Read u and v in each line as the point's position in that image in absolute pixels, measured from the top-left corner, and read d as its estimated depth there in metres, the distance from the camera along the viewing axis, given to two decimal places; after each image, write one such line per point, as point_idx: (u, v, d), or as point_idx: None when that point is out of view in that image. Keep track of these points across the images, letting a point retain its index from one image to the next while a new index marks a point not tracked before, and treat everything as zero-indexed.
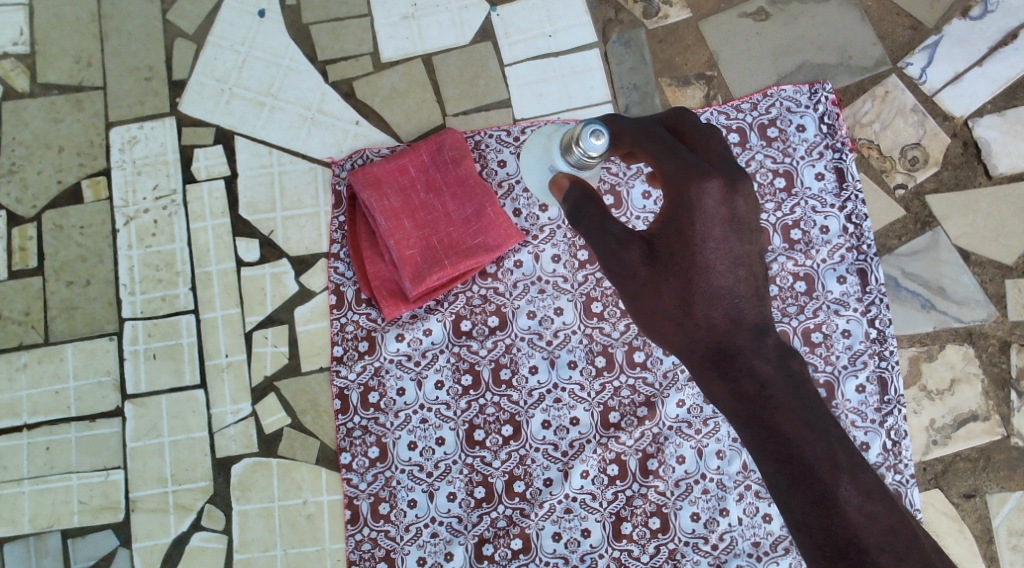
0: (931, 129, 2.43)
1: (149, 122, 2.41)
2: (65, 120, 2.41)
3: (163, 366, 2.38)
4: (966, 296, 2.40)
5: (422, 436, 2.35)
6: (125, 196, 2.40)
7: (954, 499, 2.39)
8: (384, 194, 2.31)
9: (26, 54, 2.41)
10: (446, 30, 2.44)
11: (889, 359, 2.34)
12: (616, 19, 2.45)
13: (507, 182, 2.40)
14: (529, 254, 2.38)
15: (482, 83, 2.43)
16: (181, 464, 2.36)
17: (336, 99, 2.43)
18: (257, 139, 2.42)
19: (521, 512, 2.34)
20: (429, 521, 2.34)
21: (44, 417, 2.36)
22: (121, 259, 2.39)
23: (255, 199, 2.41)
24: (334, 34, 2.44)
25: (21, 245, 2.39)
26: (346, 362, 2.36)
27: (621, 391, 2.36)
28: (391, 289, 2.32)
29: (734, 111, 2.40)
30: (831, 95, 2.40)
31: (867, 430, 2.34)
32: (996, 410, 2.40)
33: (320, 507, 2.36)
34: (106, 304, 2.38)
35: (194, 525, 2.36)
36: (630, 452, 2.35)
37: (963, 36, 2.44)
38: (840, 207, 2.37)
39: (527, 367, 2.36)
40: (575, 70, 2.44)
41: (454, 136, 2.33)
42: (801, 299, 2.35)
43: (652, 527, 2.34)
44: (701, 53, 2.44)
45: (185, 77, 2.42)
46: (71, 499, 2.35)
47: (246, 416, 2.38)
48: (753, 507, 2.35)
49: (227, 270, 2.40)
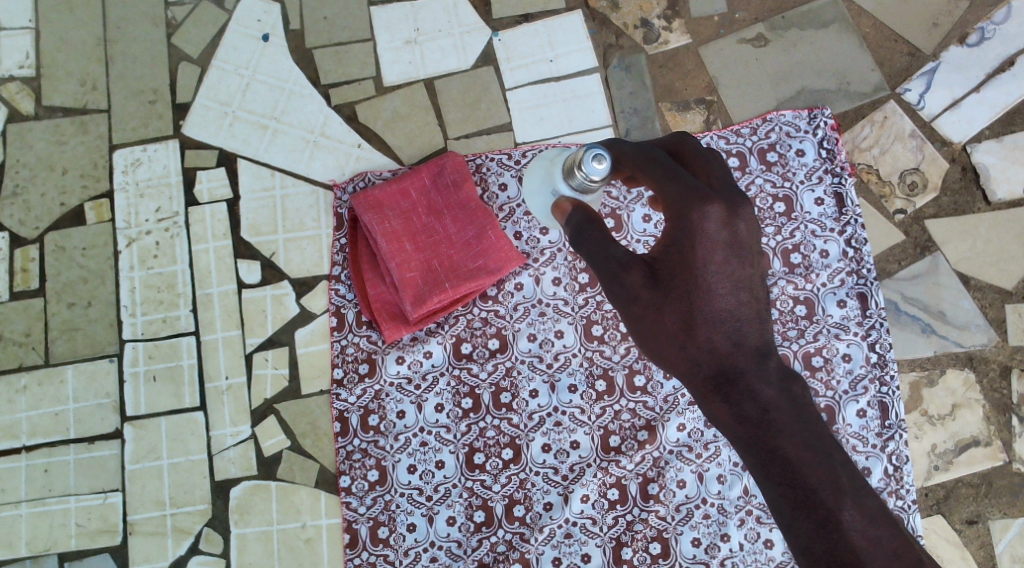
0: (929, 154, 2.44)
1: (152, 145, 2.42)
2: (69, 143, 2.42)
3: (163, 388, 2.37)
4: (967, 321, 2.40)
5: (422, 459, 2.34)
6: (127, 218, 2.41)
7: (957, 525, 2.38)
8: (385, 217, 2.31)
9: (32, 77, 2.43)
10: (448, 55, 2.46)
11: (890, 384, 2.34)
12: (617, 44, 2.47)
13: (508, 206, 2.41)
14: (529, 277, 2.38)
15: (484, 107, 2.45)
16: (180, 486, 2.35)
17: (338, 122, 2.45)
18: (259, 162, 2.43)
19: (521, 536, 2.32)
20: (428, 545, 2.33)
21: (43, 439, 2.36)
22: (122, 281, 2.39)
23: (257, 221, 2.42)
24: (337, 59, 2.46)
25: (23, 267, 2.39)
26: (346, 385, 2.36)
27: (621, 414, 2.35)
28: (392, 311, 2.33)
29: (734, 136, 2.42)
30: (831, 120, 2.42)
31: (868, 455, 2.33)
32: (997, 435, 2.39)
33: (319, 530, 2.35)
34: (107, 325, 2.38)
35: (191, 549, 2.35)
36: (630, 476, 2.34)
37: (961, 63, 2.46)
38: (840, 231, 2.38)
39: (527, 391, 2.36)
40: (576, 95, 2.46)
41: (456, 160, 2.34)
42: (801, 322, 2.35)
43: (653, 552, 2.33)
44: (701, 78, 2.46)
45: (189, 100, 2.44)
46: (68, 521, 2.34)
47: (245, 438, 2.37)
48: (755, 533, 2.34)
49: (228, 292, 2.40)
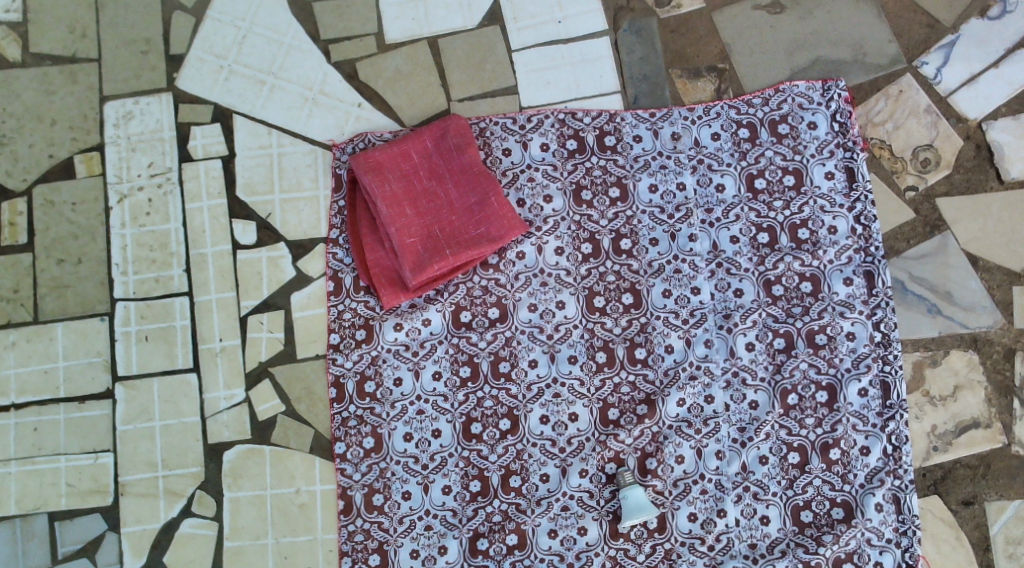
0: (944, 130, 2.39)
1: (144, 98, 2.37)
2: (58, 93, 2.36)
3: (155, 349, 2.33)
4: (973, 302, 2.36)
5: (419, 427, 2.30)
6: (118, 172, 2.35)
7: (953, 506, 2.34)
8: (385, 180, 2.26)
9: (18, 22, 2.38)
10: (453, 12, 2.40)
11: (892, 363, 2.31)
12: (628, 6, 2.42)
13: (512, 171, 2.35)
14: (532, 245, 2.33)
15: (489, 69, 2.39)
16: (172, 448, 2.32)
17: (338, 80, 2.38)
18: (256, 119, 2.37)
19: (517, 507, 2.29)
20: (423, 514, 2.28)
21: (32, 397, 2.32)
22: (114, 238, 2.34)
23: (253, 181, 2.36)
24: (337, 13, 2.40)
25: (10, 220, 2.34)
26: (343, 350, 2.32)
27: (621, 387, 2.31)
28: (390, 277, 2.27)
29: (745, 106, 2.37)
30: (845, 92, 2.38)
31: (868, 435, 2.30)
32: (998, 417, 2.36)
33: (314, 496, 2.31)
34: (98, 283, 2.34)
35: (184, 511, 2.31)
36: (628, 450, 2.30)
37: (981, 37, 2.41)
38: (850, 208, 2.34)
39: (526, 361, 2.31)
40: (585, 59, 2.40)
41: (459, 123, 2.30)
42: (807, 300, 2.32)
43: (649, 526, 2.28)
44: (713, 45, 2.41)
45: (183, 52, 2.38)
46: (58, 481, 2.31)
47: (239, 402, 2.33)
48: (751, 509, 2.29)
49: (223, 253, 2.35)
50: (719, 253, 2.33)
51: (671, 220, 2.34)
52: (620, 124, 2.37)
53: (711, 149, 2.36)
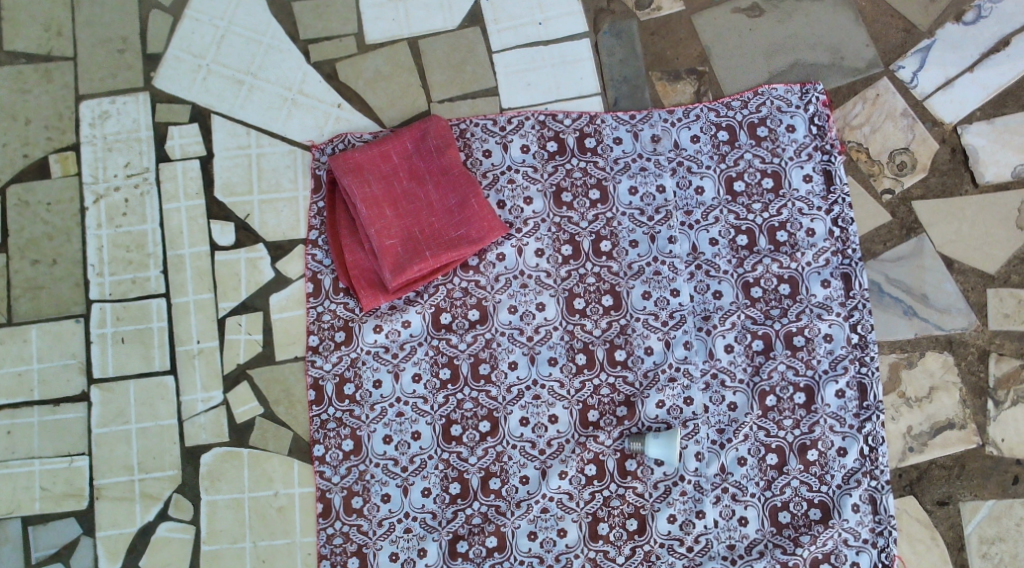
0: (920, 134, 2.41)
1: (121, 97, 2.34)
2: (33, 91, 2.34)
3: (131, 351, 2.31)
4: (948, 304, 2.38)
5: (398, 430, 2.29)
6: (95, 172, 2.33)
7: (928, 506, 2.36)
8: (365, 181, 2.26)
9: None
10: (433, 13, 2.40)
11: (869, 365, 2.33)
12: (608, 9, 2.43)
13: (492, 173, 2.35)
14: (512, 247, 2.33)
15: (469, 70, 2.39)
16: (149, 451, 2.29)
17: (318, 80, 2.37)
18: (234, 119, 2.36)
19: (496, 509, 2.28)
20: (402, 516, 2.28)
21: (6, 399, 2.29)
22: (90, 239, 2.32)
23: (231, 181, 2.34)
24: (317, 13, 2.39)
25: None
26: (322, 352, 2.30)
27: (600, 389, 2.31)
28: (370, 279, 2.27)
29: (724, 109, 2.38)
30: (822, 96, 2.39)
31: (845, 436, 2.31)
32: (972, 418, 2.38)
33: (292, 499, 2.30)
34: (73, 284, 2.31)
35: (160, 515, 2.29)
36: (607, 452, 2.30)
37: (956, 41, 2.44)
38: (827, 210, 2.36)
39: (506, 363, 2.31)
40: (565, 60, 2.41)
41: (439, 124, 2.29)
42: (784, 302, 2.33)
43: (629, 528, 2.29)
44: (692, 48, 2.43)
45: (161, 52, 2.36)
46: (32, 484, 2.28)
47: (217, 404, 2.31)
48: (730, 510, 2.30)
49: (200, 254, 2.33)
50: (698, 255, 2.34)
51: (650, 222, 2.34)
52: (600, 126, 2.37)
53: (690, 151, 2.37)
